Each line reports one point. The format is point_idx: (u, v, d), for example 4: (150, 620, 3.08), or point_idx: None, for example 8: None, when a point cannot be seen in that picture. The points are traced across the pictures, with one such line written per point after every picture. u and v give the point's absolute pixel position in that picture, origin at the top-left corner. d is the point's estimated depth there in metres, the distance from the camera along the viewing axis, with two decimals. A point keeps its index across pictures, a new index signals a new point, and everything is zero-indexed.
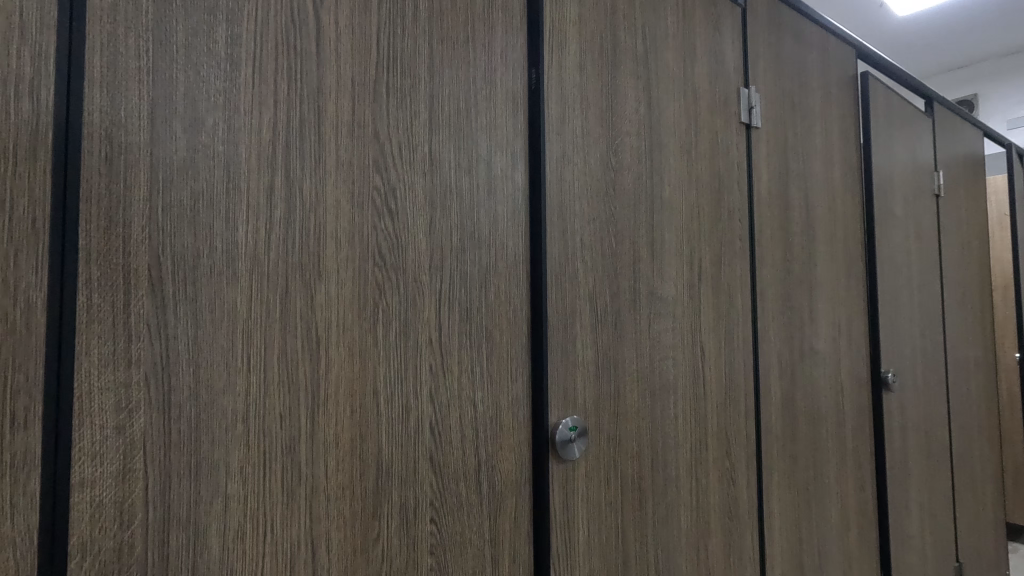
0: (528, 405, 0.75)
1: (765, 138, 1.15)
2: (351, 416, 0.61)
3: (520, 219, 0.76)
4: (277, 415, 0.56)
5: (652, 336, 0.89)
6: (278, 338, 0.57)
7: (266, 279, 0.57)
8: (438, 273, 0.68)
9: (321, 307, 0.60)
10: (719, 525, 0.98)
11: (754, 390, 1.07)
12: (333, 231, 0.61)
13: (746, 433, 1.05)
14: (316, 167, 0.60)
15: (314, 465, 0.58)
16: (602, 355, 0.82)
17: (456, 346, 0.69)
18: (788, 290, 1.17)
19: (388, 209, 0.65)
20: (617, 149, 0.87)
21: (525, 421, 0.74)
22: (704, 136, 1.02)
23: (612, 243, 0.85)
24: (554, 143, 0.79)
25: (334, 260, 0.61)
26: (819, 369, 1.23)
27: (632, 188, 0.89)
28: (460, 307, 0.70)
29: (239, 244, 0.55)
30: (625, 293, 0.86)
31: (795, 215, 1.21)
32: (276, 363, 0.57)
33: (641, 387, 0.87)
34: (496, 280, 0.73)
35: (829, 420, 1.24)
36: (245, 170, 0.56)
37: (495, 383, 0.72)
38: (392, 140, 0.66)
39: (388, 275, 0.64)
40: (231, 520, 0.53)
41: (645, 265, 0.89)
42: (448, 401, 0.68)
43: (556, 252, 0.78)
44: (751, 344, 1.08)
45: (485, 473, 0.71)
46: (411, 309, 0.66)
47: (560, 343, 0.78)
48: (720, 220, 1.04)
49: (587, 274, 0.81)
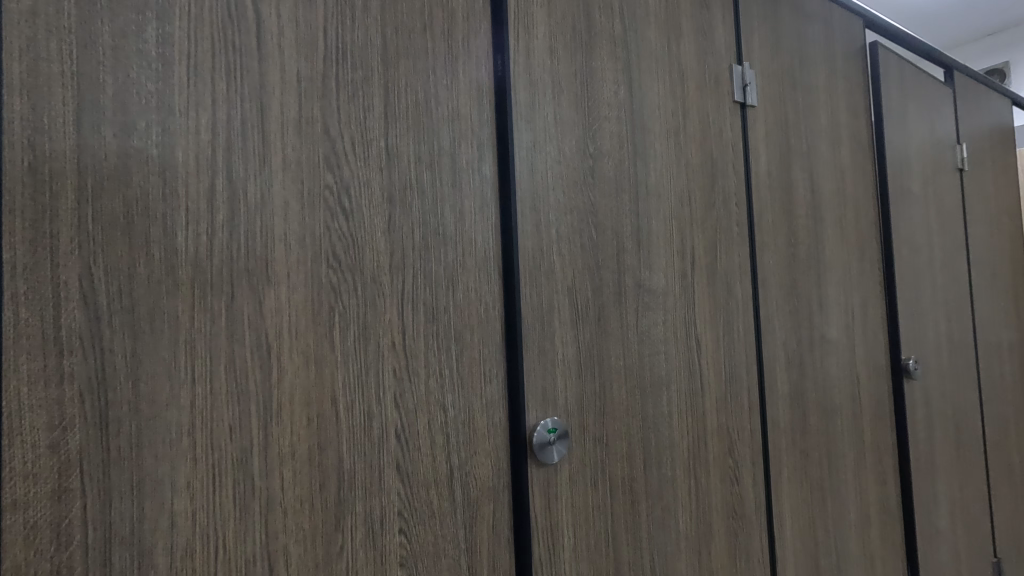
0: (504, 408, 0.71)
1: (763, 118, 1.08)
2: (308, 426, 0.59)
3: (490, 212, 0.73)
4: (226, 428, 0.54)
5: (640, 331, 0.85)
6: (225, 348, 0.55)
7: (210, 287, 0.55)
8: (400, 273, 0.65)
9: (272, 314, 0.57)
10: (723, 525, 0.93)
11: (759, 382, 1.02)
12: (282, 234, 0.59)
13: (751, 430, 0.99)
14: (260, 167, 0.58)
15: (269, 477, 0.56)
16: (585, 352, 0.78)
17: (423, 349, 0.66)
18: (794, 275, 1.11)
19: (342, 208, 0.62)
20: (594, 135, 0.82)
21: (501, 424, 0.71)
22: (693, 117, 0.96)
23: (594, 236, 0.81)
24: (524, 132, 0.75)
25: (284, 264, 0.59)
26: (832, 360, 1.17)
27: (614, 175, 0.84)
28: (425, 307, 0.67)
29: (180, 251, 0.53)
30: (609, 288, 0.82)
31: (800, 197, 1.14)
32: (224, 374, 0.55)
33: (630, 386, 0.83)
34: (465, 278, 0.70)
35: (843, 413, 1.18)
36: (183, 173, 0.54)
37: (468, 385, 0.69)
38: (344, 136, 0.63)
39: (345, 276, 0.62)
40: (180, 537, 0.52)
41: (631, 256, 0.85)
42: (415, 407, 0.65)
43: (530, 246, 0.74)
44: (754, 334, 1.02)
45: (458, 480, 0.68)
46: (372, 312, 0.63)
47: (537, 341, 0.74)
48: (715, 206, 0.98)
49: (565, 268, 0.77)
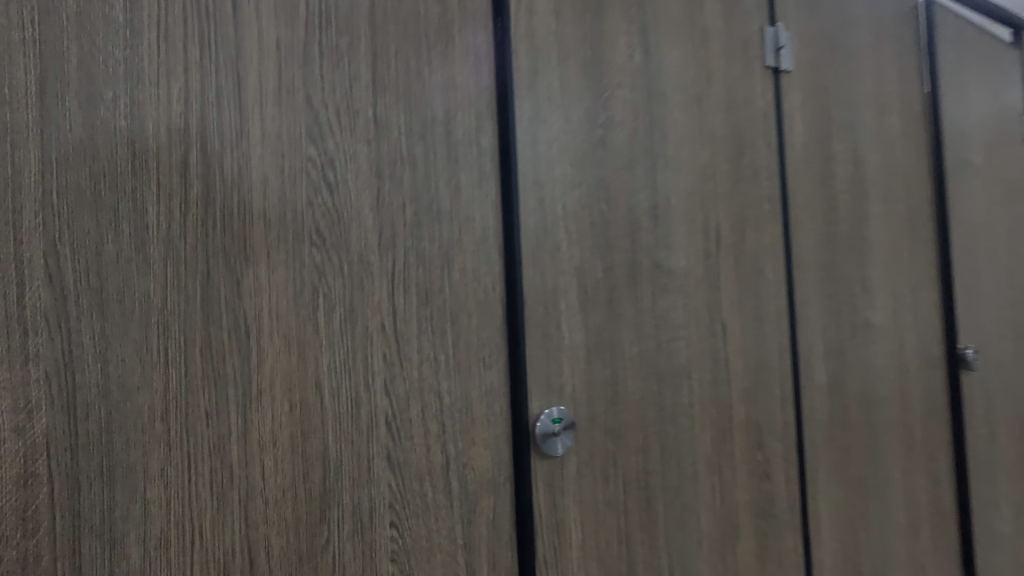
0: (505, 397, 0.67)
1: (799, 84, 0.99)
2: (290, 413, 0.56)
3: (489, 187, 0.68)
4: (202, 413, 0.52)
5: (657, 316, 0.78)
6: (199, 329, 0.52)
7: (183, 266, 0.52)
8: (389, 250, 0.62)
9: (251, 294, 0.55)
10: (751, 525, 0.86)
11: (793, 371, 0.94)
12: (261, 211, 0.56)
13: (784, 423, 0.92)
14: (237, 140, 0.55)
15: (249, 466, 0.54)
16: (594, 337, 0.73)
17: (416, 332, 0.62)
18: (834, 256, 1.02)
19: (326, 183, 0.59)
20: (605, 103, 0.76)
21: (501, 414, 0.67)
22: (719, 84, 0.89)
23: (605, 212, 0.75)
24: (526, 100, 0.70)
25: (263, 243, 0.55)
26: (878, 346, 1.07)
27: (628, 146, 0.78)
28: (418, 288, 0.63)
29: (151, 228, 0.51)
30: (622, 268, 0.76)
31: (841, 170, 1.04)
32: (199, 357, 0.52)
33: (645, 374, 0.77)
34: (462, 257, 0.66)
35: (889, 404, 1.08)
36: (153, 146, 0.51)
37: (465, 371, 0.65)
38: (328, 107, 0.59)
39: (330, 255, 0.58)
40: (153, 527, 0.49)
41: (647, 234, 0.79)
42: (407, 394, 0.61)
43: (533, 223, 0.69)
44: (788, 320, 0.94)
45: (455, 471, 0.64)
46: (359, 292, 0.60)
47: (540, 325, 0.69)
48: (744, 180, 0.90)
49: (572, 247, 0.72)
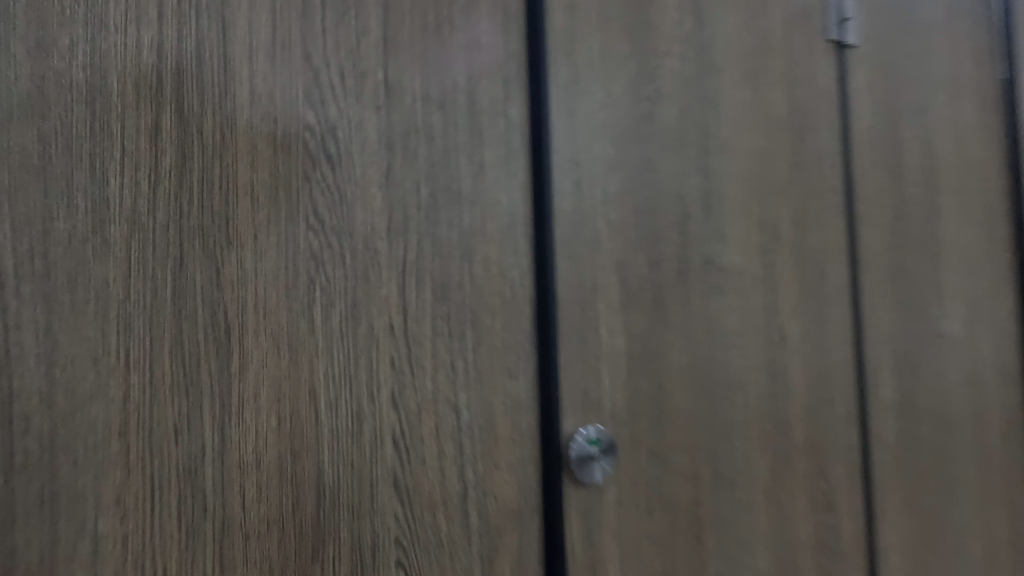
0: (534, 412, 0.57)
1: (865, 61, 0.88)
2: (277, 429, 0.46)
3: (518, 165, 0.58)
4: (170, 429, 0.43)
5: (708, 319, 0.68)
6: (169, 326, 0.43)
7: (151, 250, 0.43)
8: (401, 237, 0.52)
9: (232, 285, 0.45)
10: (813, 563, 0.75)
11: (859, 386, 0.82)
12: (247, 186, 0.46)
13: (849, 445, 0.80)
14: (221, 101, 0.46)
15: (226, 493, 0.44)
16: (638, 344, 0.62)
17: (430, 334, 0.53)
18: (904, 256, 0.90)
19: (327, 155, 0.50)
20: (652, 74, 0.66)
21: (529, 432, 0.56)
22: (777, 57, 0.78)
23: (650, 198, 0.65)
24: (561, 66, 0.60)
25: (249, 224, 0.46)
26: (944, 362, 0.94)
27: (677, 123, 0.68)
28: (433, 282, 0.53)
29: (112, 203, 0.42)
30: (670, 263, 0.65)
31: (911, 159, 0.92)
32: (168, 359, 0.43)
33: (695, 388, 0.66)
34: (485, 247, 0.56)
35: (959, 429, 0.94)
36: (118, 105, 0.43)
37: (487, 382, 0.55)
38: (331, 66, 0.50)
39: (329, 241, 0.49)
40: (107, 567, 0.41)
41: (697, 225, 0.68)
42: (418, 407, 0.52)
43: (569, 208, 0.60)
44: (853, 327, 0.82)
45: (474, 500, 0.54)
46: (364, 285, 0.50)
47: (575, 328, 0.59)
48: (805, 168, 0.79)
49: (614, 237, 0.62)
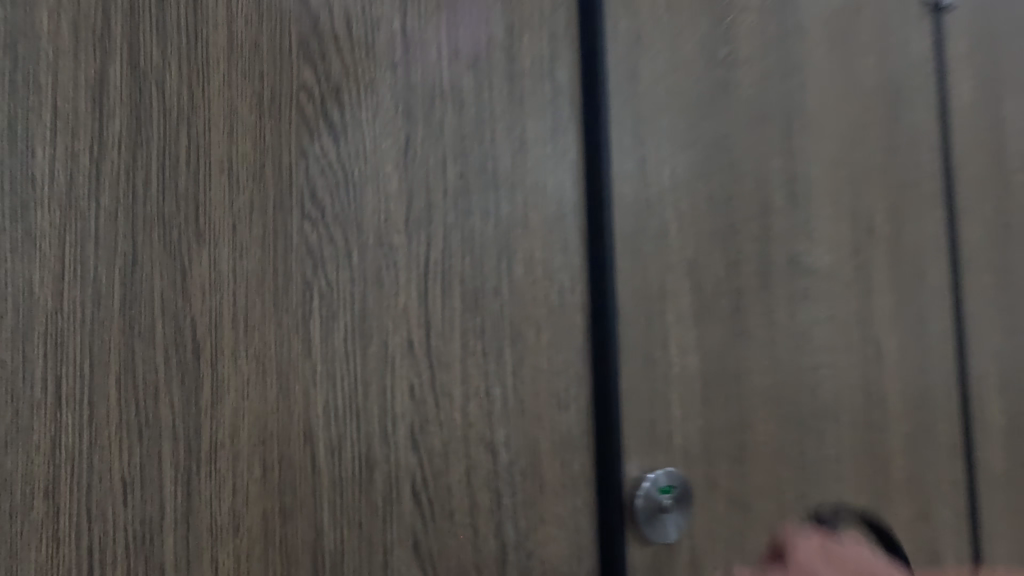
0: (587, 450, 0.45)
1: (965, 26, 0.74)
2: (261, 481, 0.35)
3: (567, 142, 0.47)
4: (116, 485, 0.32)
5: (795, 332, 0.56)
6: (116, 347, 0.32)
7: (92, 245, 0.32)
8: (423, 231, 0.41)
9: (204, 292, 0.34)
10: None
11: (965, 410, 0.69)
12: (224, 162, 0.35)
13: (954, 482, 0.67)
14: (190, 50, 0.35)
15: (193, 568, 0.33)
16: (714, 365, 0.50)
17: (460, 354, 0.42)
18: (1010, 255, 0.76)
19: (329, 125, 0.38)
20: (727, 32, 0.54)
21: (582, 476, 0.45)
22: (868, 18, 0.65)
23: (727, 184, 0.53)
24: (621, 20, 0.49)
25: (227, 212, 0.35)
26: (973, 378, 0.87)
27: (757, 93, 0.55)
28: (462, 288, 0.42)
29: (40, 183, 0.31)
30: (750, 264, 0.53)
31: (1017, 141, 0.79)
32: (114, 392, 0.32)
33: (781, 417, 0.54)
34: (528, 243, 0.44)
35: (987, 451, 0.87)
36: (50, 52, 0.32)
37: (531, 414, 0.44)
38: (334, 11, 0.39)
39: (332, 235, 0.38)
40: None
41: (782, 218, 0.56)
42: (445, 447, 0.40)
43: (631, 196, 0.48)
44: (957, 340, 0.69)
45: (514, 565, 0.42)
46: (377, 292, 0.39)
47: (638, 345, 0.47)
48: (901, 152, 0.66)
49: (684, 232, 0.50)
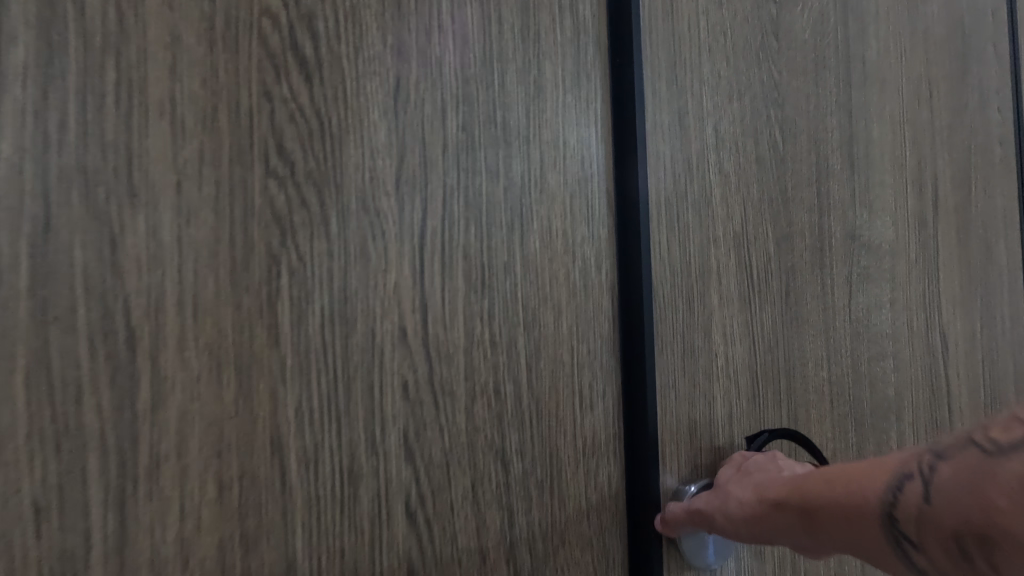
0: (615, 456, 0.39)
1: None
2: (218, 501, 0.28)
3: (591, 91, 0.39)
4: (25, 511, 0.25)
5: (853, 317, 0.48)
6: (25, 336, 0.25)
7: None
8: (421, 195, 0.34)
9: (143, 265, 0.27)
10: None
11: None
12: (166, 101, 0.28)
13: None
14: None
15: None
16: (762, 355, 0.43)
17: (467, 343, 0.34)
18: None
19: (302, 61, 0.31)
20: None
21: (608, 486, 0.38)
22: None
23: (778, 142, 0.45)
24: None
25: (171, 165, 0.28)
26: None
27: (812, 35, 0.47)
28: (468, 263, 0.35)
29: None
30: (803, 237, 0.46)
31: None
32: (23, 392, 0.25)
33: (837, 415, 0.47)
34: (544, 212, 0.37)
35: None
36: None
37: (549, 414, 0.37)
38: None
39: (305, 196, 0.31)
40: None
41: (840, 184, 0.48)
42: (447, 455, 0.33)
43: (669, 154, 0.41)
44: None
45: None
46: (363, 268, 0.32)
47: (675, 333, 0.40)
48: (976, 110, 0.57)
49: (728, 200, 0.43)
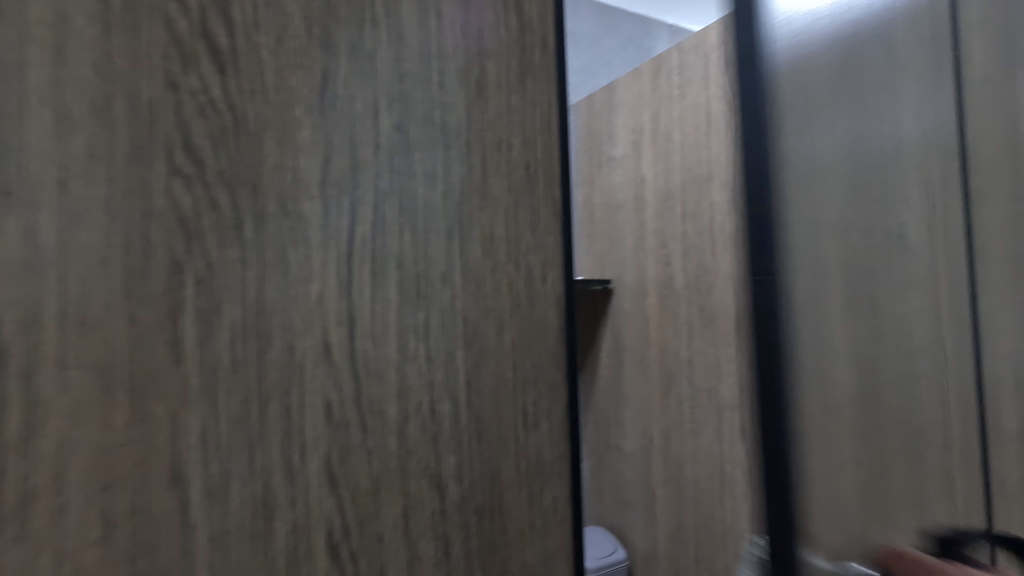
0: (561, 478, 0.37)
1: None
2: (105, 542, 0.25)
3: (535, 97, 0.38)
4: None
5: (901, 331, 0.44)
6: None
7: None
8: (350, 198, 0.31)
9: (16, 273, 0.24)
10: None
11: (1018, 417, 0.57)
12: (49, 89, 0.25)
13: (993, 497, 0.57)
14: None
15: None
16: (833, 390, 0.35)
17: (399, 360, 0.32)
18: None
19: (215, 52, 0.28)
20: None
21: (554, 510, 0.36)
22: None
23: (865, 167, 0.42)
24: None
25: (53, 160, 0.25)
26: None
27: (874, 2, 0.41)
28: (403, 272, 0.32)
29: None
30: (886, 267, 0.43)
31: None
32: None
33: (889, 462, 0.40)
34: (487, 220, 0.35)
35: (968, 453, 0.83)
36: None
37: (492, 434, 0.34)
38: None
39: (216, 198, 0.28)
40: None
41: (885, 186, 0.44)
42: (376, 482, 0.31)
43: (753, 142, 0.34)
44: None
45: None
46: (281, 278, 0.29)
47: None
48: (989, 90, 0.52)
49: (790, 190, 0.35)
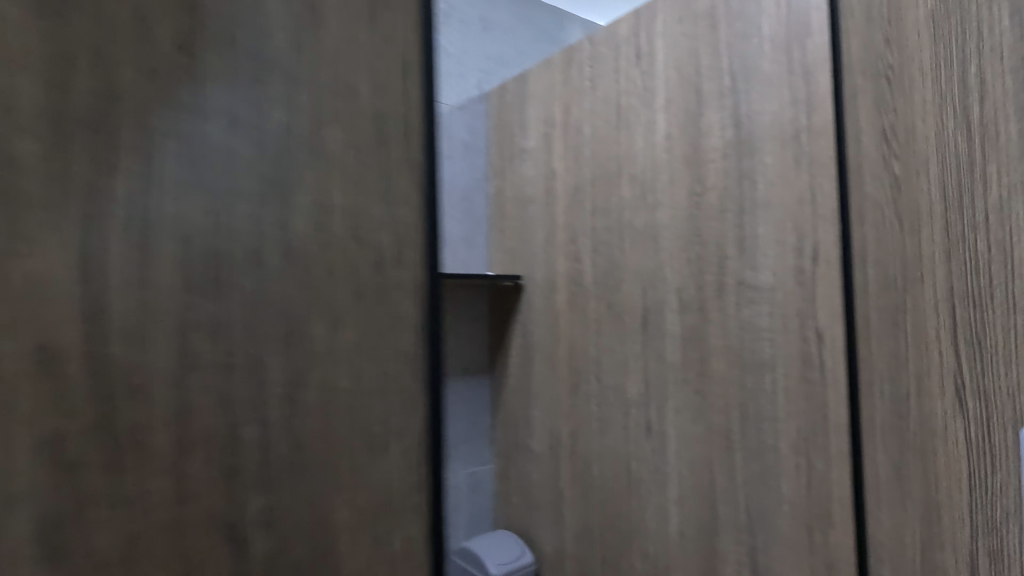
0: (344, 388, 0.66)
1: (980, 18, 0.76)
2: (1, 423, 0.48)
3: (310, 165, 0.66)
4: None
5: None
6: None
7: None
8: (144, 190, 0.55)
9: None
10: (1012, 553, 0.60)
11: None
12: None
13: None
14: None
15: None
16: None
17: (209, 321, 0.58)
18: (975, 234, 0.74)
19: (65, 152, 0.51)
20: None
21: (346, 406, 0.67)
22: None
23: None
24: None
25: None
26: (883, 365, 0.83)
27: None
28: (226, 275, 0.59)
29: None
30: None
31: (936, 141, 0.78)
32: None
33: None
34: (284, 246, 0.63)
35: (887, 449, 0.82)
36: None
37: (297, 365, 0.63)
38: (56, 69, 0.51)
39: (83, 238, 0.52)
40: None
41: None
42: (200, 390, 0.57)
43: None
44: None
45: (280, 470, 0.62)
46: (98, 279, 0.52)
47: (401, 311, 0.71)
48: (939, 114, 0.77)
49: None
